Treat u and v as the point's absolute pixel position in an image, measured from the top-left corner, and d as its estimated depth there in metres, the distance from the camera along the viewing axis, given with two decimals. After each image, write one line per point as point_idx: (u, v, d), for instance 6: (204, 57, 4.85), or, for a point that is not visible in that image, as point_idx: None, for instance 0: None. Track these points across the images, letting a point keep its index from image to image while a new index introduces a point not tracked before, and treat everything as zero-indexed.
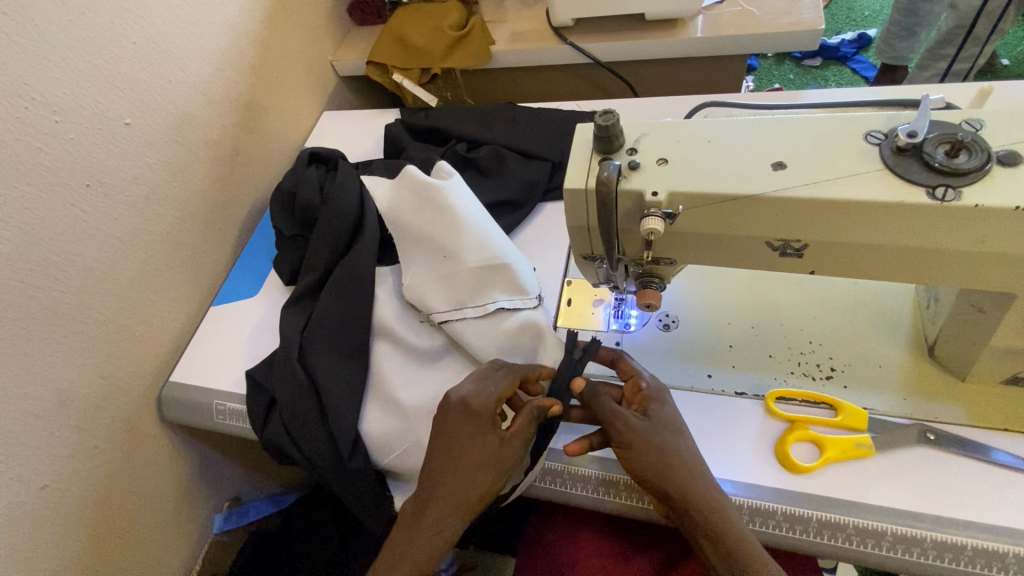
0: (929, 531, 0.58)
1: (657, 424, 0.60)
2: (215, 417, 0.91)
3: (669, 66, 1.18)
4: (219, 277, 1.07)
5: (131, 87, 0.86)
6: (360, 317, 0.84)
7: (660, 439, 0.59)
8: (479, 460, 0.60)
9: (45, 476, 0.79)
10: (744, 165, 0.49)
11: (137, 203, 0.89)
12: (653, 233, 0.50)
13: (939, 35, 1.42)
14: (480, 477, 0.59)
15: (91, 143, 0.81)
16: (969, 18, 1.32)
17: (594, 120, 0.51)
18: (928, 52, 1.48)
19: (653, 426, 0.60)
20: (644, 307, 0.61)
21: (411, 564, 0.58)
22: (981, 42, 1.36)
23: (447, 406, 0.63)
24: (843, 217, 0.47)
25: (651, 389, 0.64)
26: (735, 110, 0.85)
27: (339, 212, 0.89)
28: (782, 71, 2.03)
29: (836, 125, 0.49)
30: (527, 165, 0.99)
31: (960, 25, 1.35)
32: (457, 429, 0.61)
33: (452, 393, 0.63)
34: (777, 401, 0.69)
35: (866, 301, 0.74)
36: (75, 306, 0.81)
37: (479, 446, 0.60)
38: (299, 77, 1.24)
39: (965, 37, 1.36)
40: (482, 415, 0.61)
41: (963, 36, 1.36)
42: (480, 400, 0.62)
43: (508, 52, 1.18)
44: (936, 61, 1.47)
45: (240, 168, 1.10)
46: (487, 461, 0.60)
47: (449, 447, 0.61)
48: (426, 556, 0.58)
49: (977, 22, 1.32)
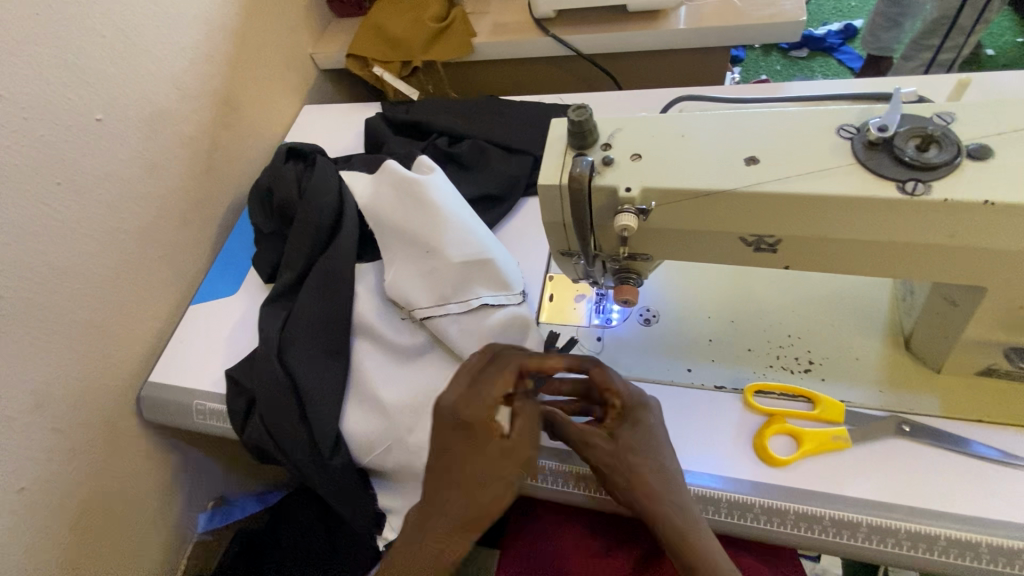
0: (904, 522, 0.58)
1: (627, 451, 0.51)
2: (195, 417, 0.90)
3: (653, 58, 1.18)
4: (198, 275, 1.05)
5: (101, 82, 0.84)
6: (340, 315, 0.83)
7: (629, 466, 0.50)
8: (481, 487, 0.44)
9: (21, 480, 0.77)
10: (718, 159, 0.49)
11: (111, 201, 0.87)
12: (627, 229, 0.50)
13: (924, 25, 1.42)
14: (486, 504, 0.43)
15: (61, 140, 0.79)
16: (953, 8, 1.33)
17: (568, 115, 0.51)
18: (912, 43, 1.48)
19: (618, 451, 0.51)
20: (621, 303, 0.60)
21: None
22: (965, 33, 1.36)
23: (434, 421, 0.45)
24: (816, 212, 0.47)
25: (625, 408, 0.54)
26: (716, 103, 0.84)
27: (318, 209, 0.87)
28: (768, 62, 2.03)
29: (811, 119, 0.49)
30: (508, 159, 0.98)
31: (945, 15, 1.35)
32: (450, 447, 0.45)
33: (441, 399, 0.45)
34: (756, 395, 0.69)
35: (844, 294, 0.74)
36: (48, 307, 0.79)
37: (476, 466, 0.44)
38: (277, 71, 1.21)
39: (949, 28, 1.36)
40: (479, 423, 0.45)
41: (947, 27, 1.36)
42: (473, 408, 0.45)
43: (491, 44, 1.16)
44: (920, 52, 1.47)
45: (219, 163, 1.08)
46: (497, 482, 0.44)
47: (443, 473, 0.44)
48: None
49: (961, 13, 1.32)
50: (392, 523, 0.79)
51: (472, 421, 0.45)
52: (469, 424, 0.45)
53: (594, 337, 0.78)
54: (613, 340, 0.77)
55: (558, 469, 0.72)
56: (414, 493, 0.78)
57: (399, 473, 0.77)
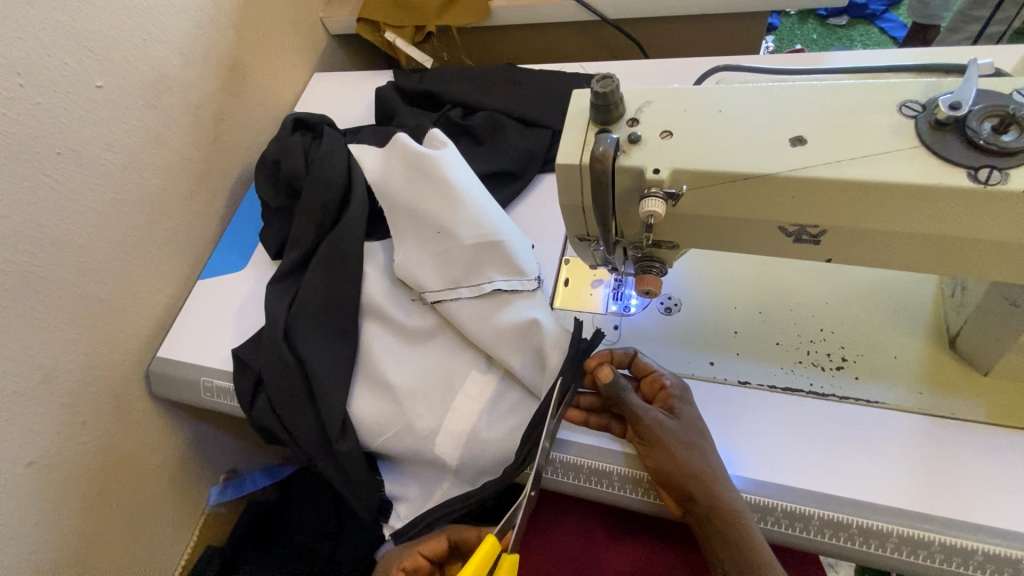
0: (938, 534, 0.54)
1: (686, 424, 0.60)
2: (204, 394, 0.89)
3: (683, 24, 1.09)
4: (206, 250, 1.03)
5: (102, 47, 0.80)
6: (348, 296, 0.81)
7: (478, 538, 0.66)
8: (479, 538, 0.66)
9: (32, 453, 0.78)
10: (760, 139, 0.44)
11: (114, 172, 0.84)
12: (653, 216, 0.46)
13: None
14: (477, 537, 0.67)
15: (59, 108, 0.76)
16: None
17: (591, 86, 0.46)
18: (959, 14, 1.35)
19: (684, 430, 0.59)
20: (642, 294, 0.57)
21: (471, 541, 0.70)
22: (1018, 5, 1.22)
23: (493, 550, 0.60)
24: (870, 201, 0.41)
25: (673, 387, 0.63)
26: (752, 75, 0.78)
27: (325, 183, 0.84)
28: (804, 30, 1.91)
29: (867, 94, 0.43)
30: (525, 133, 0.92)
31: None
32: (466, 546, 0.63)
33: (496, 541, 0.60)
34: (784, 393, 0.65)
35: (884, 287, 0.69)
36: (52, 281, 0.78)
37: None
38: (285, 36, 1.16)
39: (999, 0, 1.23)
40: None
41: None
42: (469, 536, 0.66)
43: (509, 8, 1.09)
44: (968, 24, 1.34)
45: (226, 135, 1.05)
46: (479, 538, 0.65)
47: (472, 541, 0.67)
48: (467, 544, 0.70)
49: None
50: (400, 510, 0.76)
51: None
52: None
53: (610, 325, 0.74)
54: (631, 328, 0.73)
55: (569, 461, 0.68)
56: (424, 479, 0.76)
57: (408, 458, 0.75)
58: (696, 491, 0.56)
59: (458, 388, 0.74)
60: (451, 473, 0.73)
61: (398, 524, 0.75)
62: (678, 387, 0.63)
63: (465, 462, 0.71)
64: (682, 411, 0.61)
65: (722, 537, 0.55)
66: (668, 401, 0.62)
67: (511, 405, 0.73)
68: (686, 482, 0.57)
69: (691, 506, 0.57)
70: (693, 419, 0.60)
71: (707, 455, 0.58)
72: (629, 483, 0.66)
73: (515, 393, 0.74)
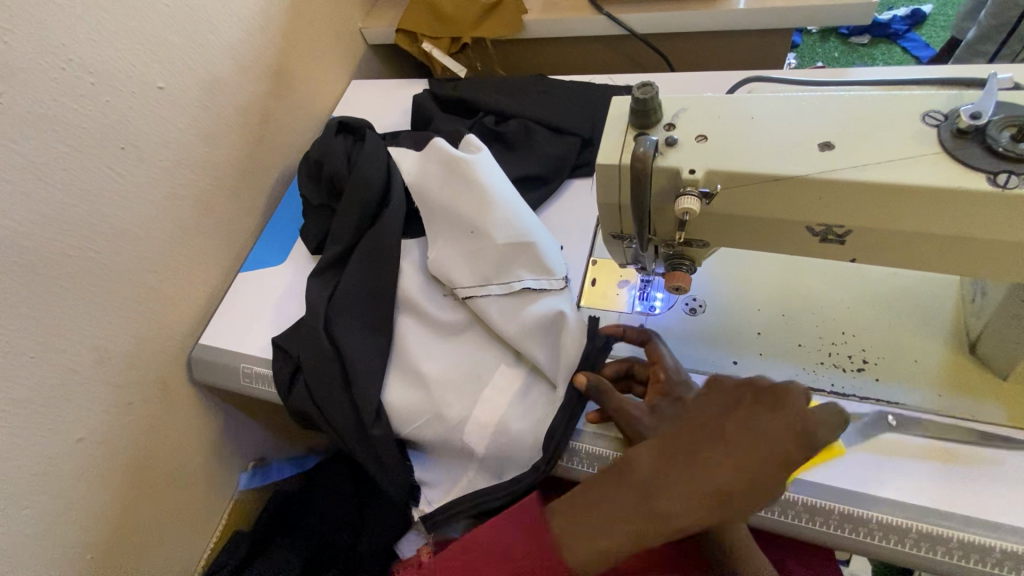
0: (956, 531, 0.56)
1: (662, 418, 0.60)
2: (243, 380, 0.93)
3: (710, 40, 1.13)
4: (247, 244, 1.08)
5: (164, 51, 0.86)
6: (385, 290, 0.85)
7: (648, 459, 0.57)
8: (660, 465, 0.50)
9: (83, 429, 0.82)
10: (790, 143, 0.47)
11: (169, 167, 0.90)
12: (688, 212, 0.49)
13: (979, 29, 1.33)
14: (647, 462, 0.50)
15: (125, 106, 0.82)
16: (1013, 13, 1.24)
17: (632, 92, 0.50)
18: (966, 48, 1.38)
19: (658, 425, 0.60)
20: (672, 290, 0.60)
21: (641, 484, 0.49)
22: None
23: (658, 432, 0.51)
24: (894, 202, 0.44)
25: (669, 380, 0.64)
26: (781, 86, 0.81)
27: (366, 182, 0.88)
28: (826, 48, 1.94)
29: (892, 104, 0.47)
30: (556, 140, 0.96)
31: (1005, 23, 1.26)
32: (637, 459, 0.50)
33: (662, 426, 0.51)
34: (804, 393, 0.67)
35: (905, 292, 0.71)
36: (109, 267, 0.83)
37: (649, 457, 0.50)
38: (327, 45, 1.22)
39: (1008, 34, 1.26)
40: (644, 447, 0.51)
41: (1006, 32, 1.26)
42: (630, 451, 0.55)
43: (541, 22, 1.14)
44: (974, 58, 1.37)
45: (270, 136, 1.10)
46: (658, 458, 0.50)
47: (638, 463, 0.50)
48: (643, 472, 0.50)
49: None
50: (430, 496, 0.79)
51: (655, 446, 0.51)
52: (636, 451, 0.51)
53: (636, 324, 0.76)
54: (656, 328, 0.75)
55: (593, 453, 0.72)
56: (451, 467, 0.79)
57: (437, 446, 0.78)
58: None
59: (488, 380, 0.77)
60: (478, 462, 0.75)
61: (428, 510, 0.78)
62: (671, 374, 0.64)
63: (494, 450, 0.74)
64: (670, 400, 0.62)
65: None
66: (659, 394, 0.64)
67: (538, 398, 0.76)
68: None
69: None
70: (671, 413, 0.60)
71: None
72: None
73: (543, 386, 0.77)
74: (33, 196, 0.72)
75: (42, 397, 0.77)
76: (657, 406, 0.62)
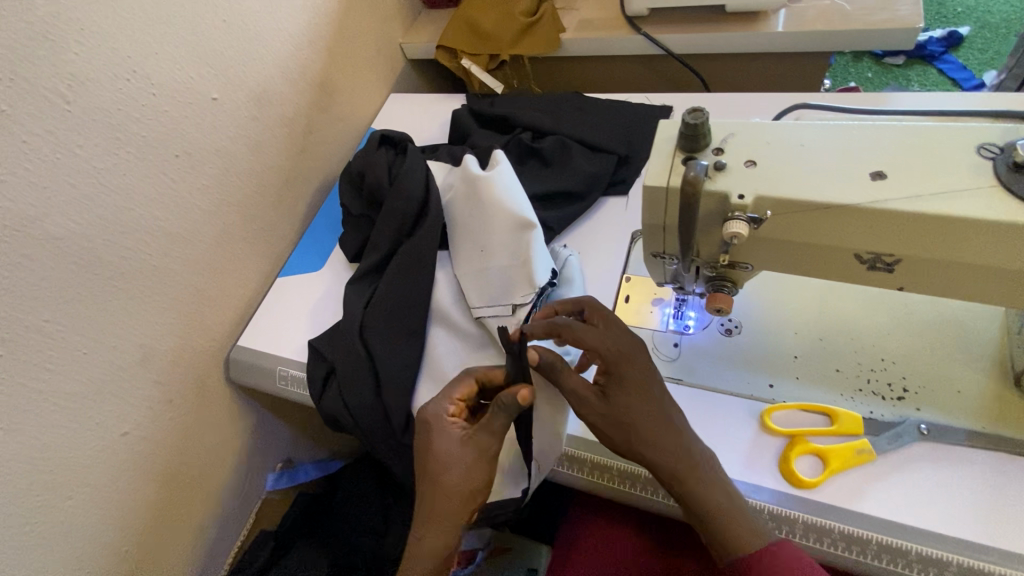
0: (998, 567, 0.56)
1: (617, 403, 0.61)
2: (278, 382, 0.96)
3: (747, 61, 1.14)
4: (286, 250, 1.11)
5: (220, 63, 0.90)
6: (418, 301, 0.86)
7: (620, 423, 0.60)
8: (448, 466, 0.62)
9: (127, 424, 0.85)
10: (843, 172, 0.48)
11: (218, 174, 0.94)
12: (737, 237, 0.50)
13: None
14: (462, 468, 0.62)
15: (181, 115, 0.85)
16: None
17: (683, 118, 0.51)
18: None
19: (615, 411, 0.61)
20: (713, 311, 0.61)
21: (463, 481, 0.62)
22: None
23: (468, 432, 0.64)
24: (948, 234, 0.46)
25: (609, 359, 0.63)
26: (832, 114, 0.82)
27: (404, 196, 0.91)
28: (858, 68, 1.92)
29: (946, 136, 0.48)
30: (592, 158, 0.97)
31: None
32: (462, 451, 0.63)
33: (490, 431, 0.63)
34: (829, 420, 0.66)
35: (948, 321, 0.70)
36: (159, 269, 0.86)
37: (440, 450, 0.63)
38: (368, 59, 1.26)
39: None
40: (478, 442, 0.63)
41: None
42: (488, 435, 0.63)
43: (578, 40, 1.16)
44: None
45: (312, 146, 1.14)
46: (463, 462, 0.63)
47: (470, 457, 0.63)
48: (464, 483, 0.62)
49: None
50: None
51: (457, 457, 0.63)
52: (481, 455, 0.63)
53: (670, 343, 0.77)
54: (690, 347, 0.76)
55: (575, 455, 0.74)
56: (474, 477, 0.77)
57: None
58: (647, 454, 0.59)
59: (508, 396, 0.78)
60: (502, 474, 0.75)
61: None
62: (613, 351, 0.63)
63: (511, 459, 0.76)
64: (618, 380, 0.62)
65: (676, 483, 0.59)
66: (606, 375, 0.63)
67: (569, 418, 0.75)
68: (626, 440, 0.60)
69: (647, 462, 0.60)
70: (628, 399, 0.61)
71: (649, 414, 0.60)
72: (648, 486, 0.71)
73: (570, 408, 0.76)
74: (96, 200, 0.76)
75: (91, 392, 0.80)
76: (609, 391, 0.62)
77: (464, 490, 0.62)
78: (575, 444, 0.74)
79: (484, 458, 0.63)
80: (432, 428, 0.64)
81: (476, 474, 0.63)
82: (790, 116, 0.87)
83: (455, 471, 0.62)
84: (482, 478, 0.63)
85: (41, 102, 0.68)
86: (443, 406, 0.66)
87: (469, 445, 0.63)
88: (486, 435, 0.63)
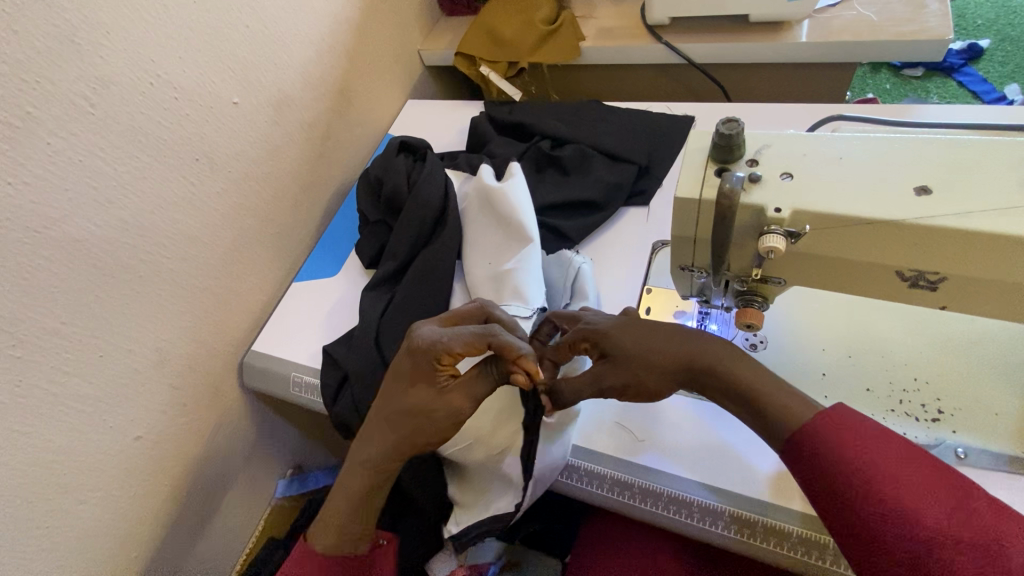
0: None
1: (620, 348, 0.62)
2: (292, 388, 0.95)
3: (769, 72, 1.13)
4: (301, 256, 1.11)
5: (241, 68, 0.90)
6: (434, 309, 0.85)
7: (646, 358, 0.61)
8: (415, 408, 0.63)
9: (140, 428, 0.85)
10: (886, 189, 0.48)
11: (236, 177, 0.93)
12: (773, 250, 0.50)
13: None
14: (426, 420, 0.63)
15: (202, 118, 0.85)
16: None
17: (717, 128, 0.50)
18: None
19: (628, 354, 0.62)
20: (744, 326, 0.59)
21: (416, 433, 0.64)
22: None
23: (447, 386, 0.63)
24: (994, 251, 0.45)
25: (585, 332, 0.65)
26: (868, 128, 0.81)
27: (424, 203, 0.90)
28: (878, 80, 1.90)
29: (993, 153, 0.47)
30: (612, 167, 0.96)
31: None
32: (432, 400, 0.62)
33: (469, 401, 0.63)
34: None
35: (984, 339, 0.68)
36: (175, 272, 0.86)
37: (416, 392, 0.63)
38: (387, 65, 1.26)
39: None
40: (452, 400, 0.62)
41: None
42: (462, 398, 0.62)
43: (598, 48, 1.15)
44: None
45: (329, 151, 1.14)
46: (429, 414, 0.62)
47: (433, 412, 0.62)
48: (420, 439, 0.64)
49: None
50: (460, 515, 0.76)
51: (423, 403, 0.62)
52: (449, 417, 0.63)
53: None
54: None
55: (595, 472, 0.72)
56: (487, 492, 0.75)
57: (480, 472, 0.74)
58: (704, 373, 0.59)
59: None
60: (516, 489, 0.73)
61: (456, 529, 0.75)
62: (575, 334, 0.66)
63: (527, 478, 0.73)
64: (604, 339, 0.63)
65: (717, 378, 0.58)
66: (594, 345, 0.65)
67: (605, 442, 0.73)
68: (668, 371, 0.60)
69: (694, 367, 0.60)
70: (632, 335, 0.62)
71: (658, 341, 0.61)
72: (671, 505, 0.68)
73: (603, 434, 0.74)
74: (115, 202, 0.76)
75: (105, 395, 0.79)
76: (607, 352, 0.63)
77: (416, 436, 0.64)
78: (598, 462, 0.72)
79: (445, 423, 0.63)
80: (418, 362, 0.62)
81: (435, 427, 0.63)
82: (825, 128, 0.86)
83: (417, 422, 0.63)
84: (438, 436, 0.64)
85: (66, 104, 0.68)
86: (436, 348, 0.61)
87: (442, 398, 0.62)
88: (464, 397, 0.63)
